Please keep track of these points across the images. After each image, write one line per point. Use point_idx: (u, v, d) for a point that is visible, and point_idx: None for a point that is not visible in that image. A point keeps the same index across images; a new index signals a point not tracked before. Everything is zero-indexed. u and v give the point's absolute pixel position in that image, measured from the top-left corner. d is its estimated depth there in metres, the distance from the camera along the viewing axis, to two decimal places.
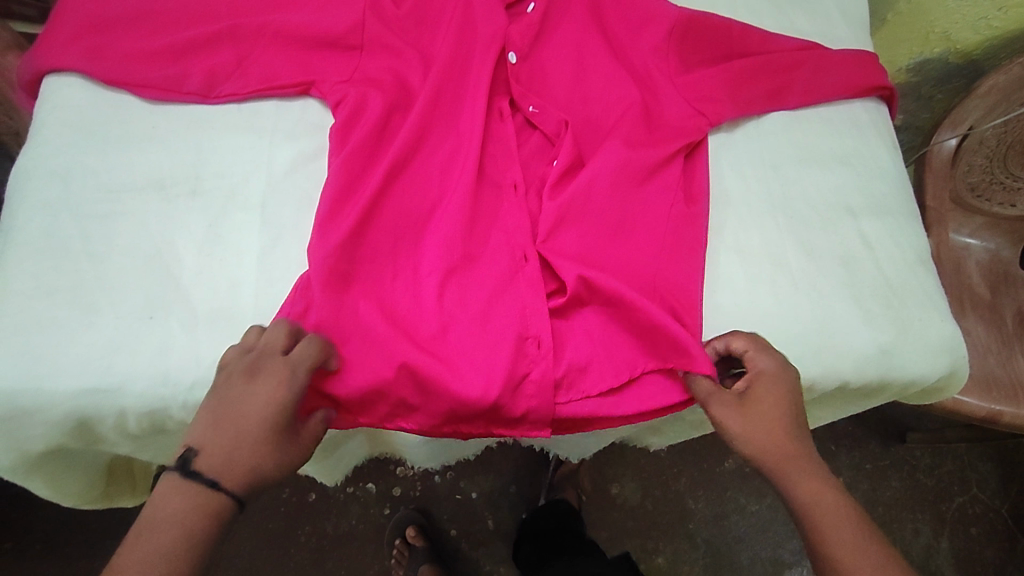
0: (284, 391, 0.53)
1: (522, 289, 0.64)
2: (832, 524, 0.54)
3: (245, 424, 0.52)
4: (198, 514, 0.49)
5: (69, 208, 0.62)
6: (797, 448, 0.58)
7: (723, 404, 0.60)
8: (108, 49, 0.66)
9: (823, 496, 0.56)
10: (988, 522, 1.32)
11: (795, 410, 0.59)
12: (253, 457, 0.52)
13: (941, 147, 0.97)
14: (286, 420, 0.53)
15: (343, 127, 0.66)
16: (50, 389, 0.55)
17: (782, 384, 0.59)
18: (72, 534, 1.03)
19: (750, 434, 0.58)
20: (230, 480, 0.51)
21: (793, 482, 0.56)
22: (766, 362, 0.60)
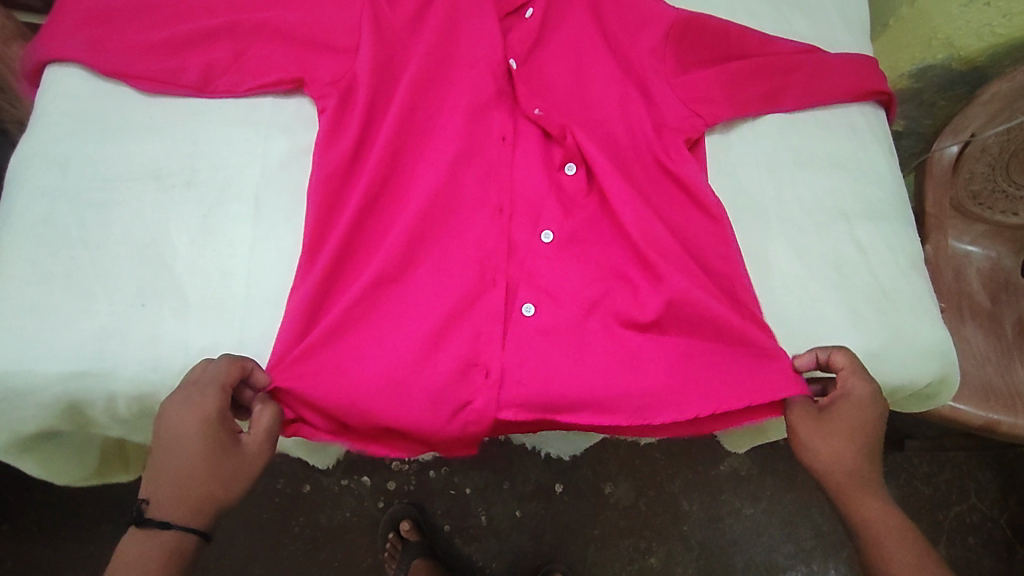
0: (204, 418, 0.53)
1: (484, 312, 0.66)
2: (895, 551, 0.58)
3: (179, 457, 0.53)
4: (162, 554, 0.51)
5: (66, 195, 0.63)
6: (870, 474, 0.61)
7: (807, 417, 0.63)
8: (107, 40, 0.67)
9: (887, 521, 0.59)
10: (985, 531, 1.32)
11: (875, 435, 0.62)
12: (196, 488, 0.52)
13: (942, 154, 0.96)
14: (219, 444, 0.54)
15: (331, 127, 0.67)
16: (42, 371, 0.57)
17: (869, 407, 0.62)
18: (68, 516, 1.07)
19: (828, 450, 0.61)
20: (184, 516, 0.52)
21: (859, 503, 0.60)
22: (858, 382, 0.63)
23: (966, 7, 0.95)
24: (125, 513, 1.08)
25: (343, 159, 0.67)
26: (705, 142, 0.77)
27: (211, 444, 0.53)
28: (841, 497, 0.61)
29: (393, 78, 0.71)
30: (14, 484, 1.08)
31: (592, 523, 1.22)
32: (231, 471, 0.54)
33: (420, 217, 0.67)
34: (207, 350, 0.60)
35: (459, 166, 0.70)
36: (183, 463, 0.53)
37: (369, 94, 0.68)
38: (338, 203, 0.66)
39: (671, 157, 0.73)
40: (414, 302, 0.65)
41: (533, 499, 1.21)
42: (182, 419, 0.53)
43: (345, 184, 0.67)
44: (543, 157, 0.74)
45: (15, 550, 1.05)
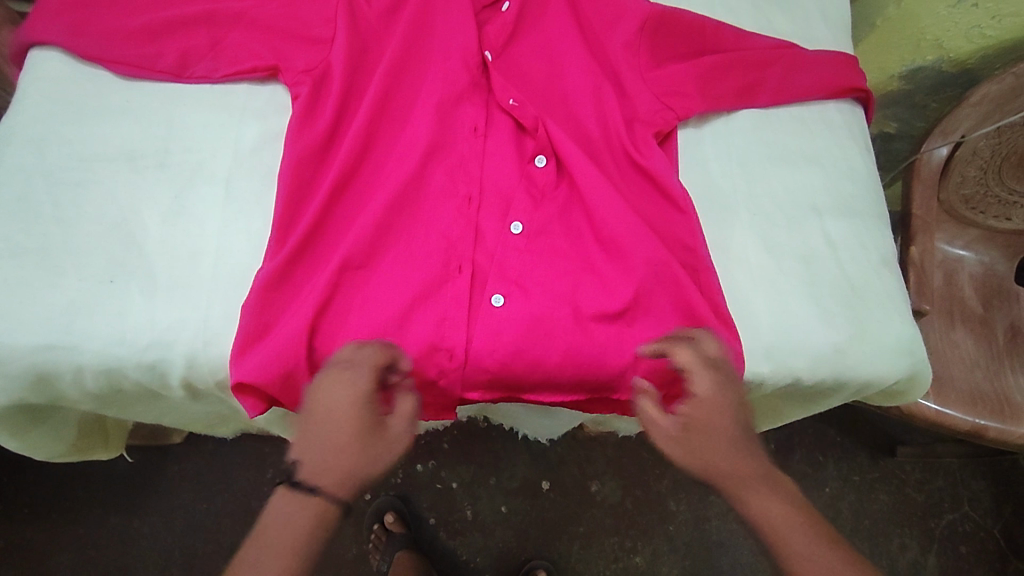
0: (358, 394, 0.57)
1: (449, 298, 0.67)
2: (789, 531, 0.56)
3: (335, 431, 0.56)
4: (310, 521, 0.54)
5: (42, 174, 0.65)
6: (746, 457, 0.60)
7: (671, 426, 0.62)
8: (86, 25, 0.69)
9: (775, 503, 0.58)
10: (977, 541, 1.25)
11: (736, 413, 0.61)
12: (348, 466, 0.56)
13: (931, 156, 0.88)
14: (372, 426, 0.57)
15: (304, 111, 0.68)
16: (11, 343, 0.58)
17: (716, 390, 0.61)
18: (62, 496, 1.09)
19: (701, 453, 0.60)
20: (335, 490, 0.55)
21: (747, 492, 0.58)
22: (693, 369, 0.62)
23: (953, 8, 0.92)
24: (113, 495, 1.10)
25: (313, 145, 0.68)
26: (679, 135, 0.77)
27: (366, 425, 0.57)
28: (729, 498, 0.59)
29: (368, 67, 0.72)
30: (6, 464, 1.10)
31: (579, 520, 1.20)
32: (380, 454, 0.57)
33: (388, 203, 0.67)
34: (172, 327, 0.61)
35: (430, 155, 0.70)
36: (340, 440, 0.56)
37: (340, 82, 0.69)
38: (309, 188, 0.68)
39: (641, 149, 0.73)
40: (380, 288, 0.66)
41: (520, 494, 1.19)
42: (343, 400, 0.57)
43: (316, 169, 0.68)
44: (515, 146, 0.73)
45: (6, 529, 1.07)
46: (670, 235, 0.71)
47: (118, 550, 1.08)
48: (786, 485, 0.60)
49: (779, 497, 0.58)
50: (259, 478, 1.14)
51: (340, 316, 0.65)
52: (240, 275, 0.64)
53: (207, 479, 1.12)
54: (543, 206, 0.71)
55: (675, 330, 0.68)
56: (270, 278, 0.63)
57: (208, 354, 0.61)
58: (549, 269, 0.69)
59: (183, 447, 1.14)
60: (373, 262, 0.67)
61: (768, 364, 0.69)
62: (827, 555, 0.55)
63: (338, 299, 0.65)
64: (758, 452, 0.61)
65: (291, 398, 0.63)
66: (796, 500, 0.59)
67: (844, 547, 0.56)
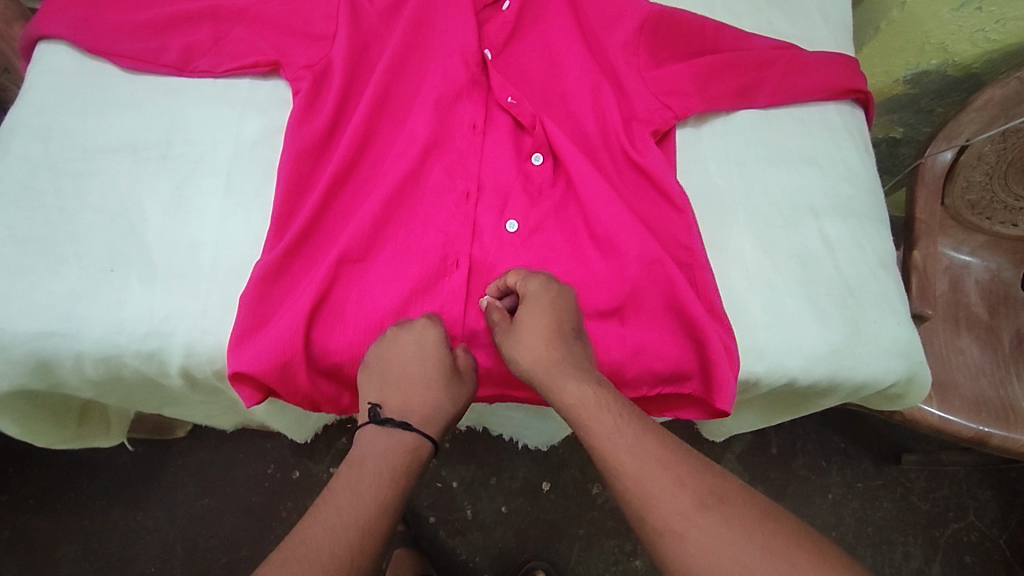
0: (433, 343, 0.59)
1: (446, 293, 0.67)
2: (592, 424, 0.51)
3: (413, 375, 0.58)
4: (408, 452, 0.54)
5: (47, 164, 0.67)
6: (569, 358, 0.56)
7: (503, 334, 0.60)
8: (93, 20, 0.71)
9: (583, 400, 0.52)
10: (984, 551, 1.22)
11: (559, 317, 0.58)
12: (438, 405, 0.57)
13: (936, 160, 0.85)
14: (455, 369, 0.60)
15: (305, 106, 0.69)
16: (12, 330, 0.59)
17: (532, 296, 0.59)
18: (64, 487, 1.11)
19: (520, 356, 0.57)
20: (428, 427, 0.56)
21: (560, 389, 0.54)
22: (511, 280, 0.61)
23: (957, 11, 0.90)
24: (116, 487, 1.11)
25: (312, 139, 0.69)
26: (676, 135, 0.77)
27: (450, 367, 0.59)
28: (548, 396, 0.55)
29: (368, 63, 0.73)
30: (11, 454, 1.12)
31: (578, 522, 1.18)
32: (465, 395, 0.60)
33: (386, 199, 0.68)
34: (171, 316, 0.62)
35: (429, 151, 0.71)
36: (429, 381, 0.58)
37: (341, 77, 0.70)
38: (308, 181, 0.68)
39: (638, 147, 0.73)
40: (380, 281, 0.66)
41: (521, 495, 1.19)
42: (426, 344, 0.59)
43: (315, 164, 0.69)
44: (514, 143, 0.74)
45: (10, 520, 1.08)
46: (670, 234, 0.70)
47: (119, 542, 1.08)
48: (609, 385, 0.55)
49: (592, 390, 0.53)
50: (260, 471, 1.15)
51: (338, 308, 0.65)
52: (238, 266, 0.65)
53: (208, 473, 1.13)
54: (541, 203, 0.71)
55: (668, 327, 0.68)
56: (268, 271, 0.64)
57: (205, 344, 0.62)
58: (546, 266, 0.69)
59: (185, 441, 1.15)
60: (372, 256, 0.67)
61: (762, 364, 0.68)
62: (632, 448, 0.49)
63: (335, 292, 0.65)
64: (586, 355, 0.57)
65: (286, 389, 0.63)
66: (610, 395, 0.53)
67: (656, 438, 0.50)
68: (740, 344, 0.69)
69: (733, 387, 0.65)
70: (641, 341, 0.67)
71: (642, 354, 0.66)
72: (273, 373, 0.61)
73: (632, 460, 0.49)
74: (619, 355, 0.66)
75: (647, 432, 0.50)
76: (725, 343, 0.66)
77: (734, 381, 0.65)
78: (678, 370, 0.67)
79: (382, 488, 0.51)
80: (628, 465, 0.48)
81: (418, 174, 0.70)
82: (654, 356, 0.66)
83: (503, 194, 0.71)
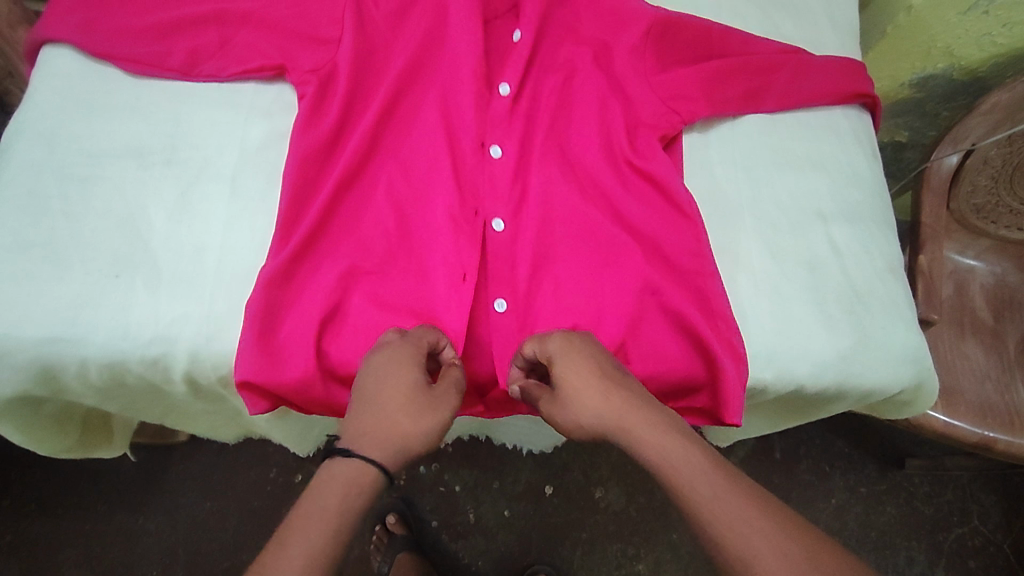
0: (402, 359, 0.57)
1: (452, 304, 0.66)
2: (680, 477, 0.48)
3: (373, 393, 0.55)
4: (348, 482, 0.49)
5: (51, 169, 0.66)
6: (625, 398, 0.54)
7: (547, 399, 0.58)
8: (98, 23, 0.70)
9: (661, 450, 0.50)
10: (988, 557, 1.22)
11: (604, 371, 0.57)
12: (392, 424, 0.53)
13: (942, 164, 0.85)
14: (420, 386, 0.55)
15: (310, 110, 0.69)
16: (16, 336, 0.59)
17: (573, 351, 0.58)
18: (67, 492, 1.10)
19: (578, 415, 0.55)
20: (377, 448, 0.52)
21: (633, 437, 0.52)
22: (546, 343, 0.60)
23: (964, 15, 0.90)
24: (118, 491, 1.11)
25: (317, 144, 0.68)
26: (683, 140, 0.77)
27: (414, 383, 0.55)
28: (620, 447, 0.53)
29: (374, 67, 0.73)
30: (13, 458, 1.11)
31: (581, 527, 1.18)
32: (431, 414, 0.55)
33: (392, 210, 0.69)
34: (176, 321, 0.61)
35: (433, 162, 0.70)
36: (383, 398, 0.54)
37: (347, 82, 0.70)
38: (313, 186, 0.68)
39: (643, 153, 0.73)
40: (388, 291, 0.67)
41: (524, 499, 1.18)
42: (388, 360, 0.56)
43: (321, 169, 0.69)
44: (519, 148, 0.73)
45: (11, 525, 1.08)
46: (677, 239, 0.69)
47: (122, 547, 1.08)
48: (677, 423, 0.53)
49: (664, 432, 0.51)
50: (263, 476, 1.14)
51: (347, 318, 0.65)
52: (243, 271, 0.65)
53: (211, 478, 1.13)
54: (548, 211, 0.71)
55: (676, 334, 0.68)
56: (275, 279, 0.63)
57: (210, 350, 0.61)
58: (554, 275, 0.69)
59: (187, 446, 1.15)
60: (379, 266, 0.67)
61: (769, 371, 0.68)
62: (731, 500, 0.46)
63: (343, 302, 0.65)
64: (639, 392, 0.55)
65: (302, 400, 0.64)
66: (690, 442, 0.51)
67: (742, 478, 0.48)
68: (747, 349, 0.68)
69: (740, 396, 0.64)
70: (647, 349, 0.67)
71: (648, 362, 0.67)
72: (288, 383, 0.62)
73: (735, 511, 0.46)
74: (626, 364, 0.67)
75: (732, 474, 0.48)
76: (733, 350, 0.65)
77: (742, 389, 0.64)
78: (686, 377, 0.67)
79: (327, 524, 0.46)
80: (731, 519, 0.46)
81: (422, 184, 0.70)
82: (661, 364, 0.67)
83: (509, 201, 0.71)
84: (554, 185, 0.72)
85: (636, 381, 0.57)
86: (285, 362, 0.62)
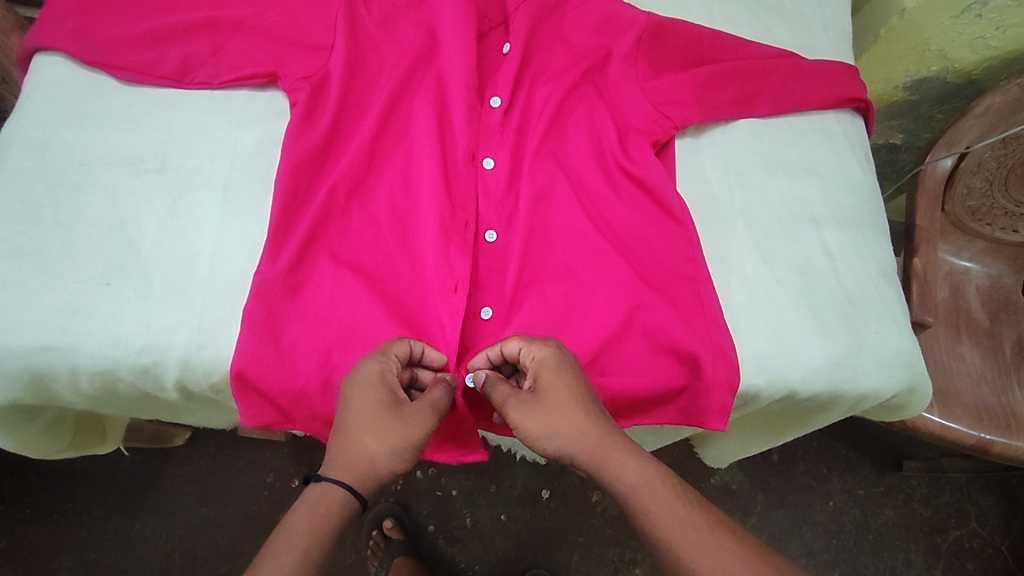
0: (373, 377, 0.57)
1: (444, 315, 0.65)
2: (662, 508, 0.53)
3: (344, 414, 0.55)
4: (313, 504, 0.51)
5: (42, 177, 0.66)
6: (604, 427, 0.56)
7: (517, 409, 0.58)
8: (90, 31, 0.71)
9: (646, 479, 0.54)
10: (985, 558, 1.22)
11: (590, 392, 0.59)
12: (355, 446, 0.53)
13: (936, 167, 0.85)
14: (384, 405, 0.55)
15: (302, 117, 0.69)
16: (8, 345, 0.59)
17: (568, 366, 0.59)
18: (61, 498, 1.10)
19: (565, 429, 0.56)
20: (342, 471, 0.53)
21: (612, 467, 0.54)
22: (542, 350, 0.60)
23: (956, 18, 0.90)
24: (113, 497, 1.11)
25: (310, 150, 0.69)
26: (675, 145, 0.77)
27: (377, 403, 0.55)
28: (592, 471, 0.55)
29: (365, 74, 0.73)
30: (8, 466, 1.11)
31: (578, 531, 1.18)
32: (395, 434, 0.54)
33: (388, 220, 0.69)
34: (167, 330, 0.61)
35: (426, 168, 0.70)
36: (348, 420, 0.55)
37: (339, 89, 0.70)
38: (306, 193, 0.68)
39: (634, 159, 0.73)
40: (377, 298, 0.66)
41: (521, 503, 1.18)
42: (352, 380, 0.57)
43: (314, 176, 0.69)
44: (513, 154, 0.74)
45: (6, 531, 1.07)
46: (671, 244, 0.70)
47: (117, 553, 1.08)
48: (647, 451, 0.56)
49: (641, 465, 0.54)
50: (259, 481, 1.14)
51: (338, 327, 0.64)
52: (235, 279, 0.65)
53: (206, 484, 1.13)
54: (541, 217, 0.72)
55: (667, 339, 0.66)
56: (268, 287, 0.63)
57: (202, 358, 0.61)
58: (547, 281, 0.69)
59: (183, 451, 1.15)
60: (372, 274, 0.67)
61: (762, 377, 0.67)
62: (709, 535, 0.52)
63: (332, 310, 0.64)
64: (614, 417, 0.58)
65: (300, 412, 0.63)
66: (666, 473, 0.55)
67: (710, 513, 0.54)
68: (740, 355, 0.68)
69: (729, 400, 0.64)
70: (636, 356, 0.67)
71: (636, 369, 0.66)
72: (288, 393, 0.62)
73: (712, 545, 0.51)
74: (614, 371, 0.66)
75: (701, 510, 0.53)
76: (725, 356, 0.65)
77: (732, 395, 0.64)
78: (676, 383, 0.66)
79: (298, 546, 0.49)
80: (708, 553, 0.51)
81: (415, 192, 0.70)
82: (650, 370, 0.66)
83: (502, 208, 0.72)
84: (545, 192, 0.72)
85: (606, 402, 0.59)
86: (278, 371, 0.61)
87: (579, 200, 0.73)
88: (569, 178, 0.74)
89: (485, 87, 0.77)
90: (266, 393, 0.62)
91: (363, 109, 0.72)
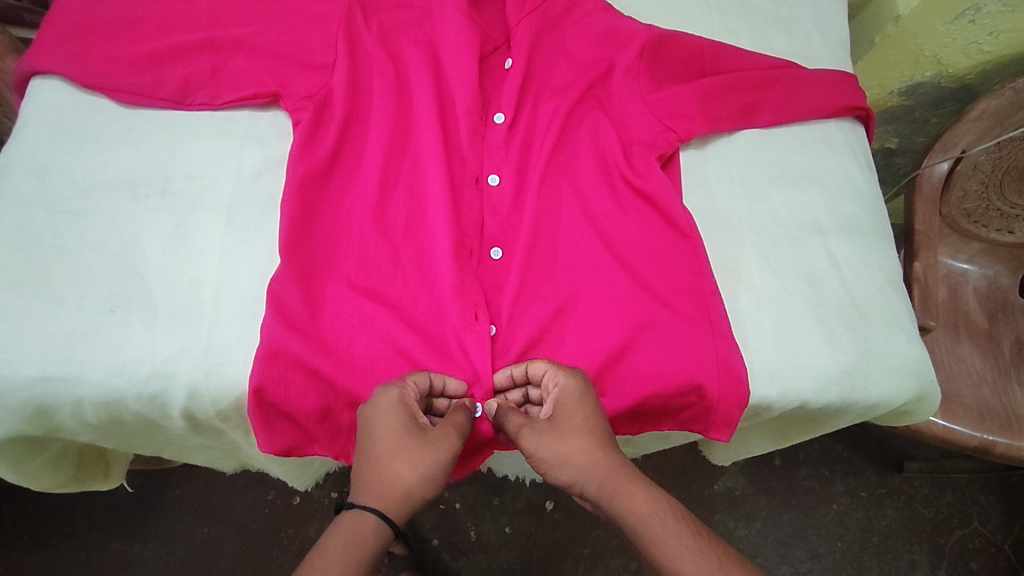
0: (395, 407, 0.56)
1: (465, 346, 0.65)
2: (669, 540, 0.52)
3: (371, 447, 0.55)
4: (348, 532, 0.52)
5: (42, 203, 0.65)
6: (619, 461, 0.56)
7: (534, 437, 0.58)
8: (88, 53, 0.70)
9: (654, 511, 0.54)
10: (989, 558, 1.22)
11: (606, 423, 0.59)
12: (390, 477, 0.54)
13: (932, 171, 0.85)
14: (412, 431, 0.56)
15: (306, 138, 0.68)
16: (10, 376, 0.58)
17: (589, 398, 0.59)
18: (58, 526, 1.08)
19: (577, 458, 0.56)
20: (377, 499, 0.53)
21: (624, 496, 0.54)
22: (567, 376, 0.59)
23: (950, 24, 0.90)
24: (114, 520, 1.09)
25: (314, 170, 0.68)
26: (679, 158, 0.77)
27: (405, 430, 0.55)
28: (606, 500, 0.55)
29: (368, 93, 0.73)
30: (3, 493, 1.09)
31: (583, 541, 1.17)
32: (428, 461, 0.55)
33: (400, 238, 0.69)
34: (173, 357, 0.60)
35: (433, 187, 0.70)
36: (380, 452, 0.55)
37: (344, 109, 0.70)
38: (312, 212, 0.67)
39: (639, 172, 0.73)
40: (389, 317, 0.65)
41: (524, 517, 1.17)
42: (376, 408, 0.56)
43: (318, 195, 0.68)
44: (517, 168, 0.74)
45: (5, 559, 1.05)
46: (679, 258, 0.69)
47: None
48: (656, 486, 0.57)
49: (653, 497, 0.55)
50: (260, 499, 1.13)
51: (350, 347, 0.63)
52: (240, 304, 0.63)
53: (207, 504, 1.11)
54: (545, 230, 0.72)
55: (678, 353, 0.65)
56: (281, 313, 0.62)
57: (210, 384, 0.60)
58: (553, 297, 0.68)
59: (183, 471, 1.13)
60: (387, 297, 0.66)
61: (773, 389, 0.67)
62: (718, 565, 0.51)
63: (344, 332, 0.64)
64: (625, 451, 0.58)
65: (324, 431, 0.64)
66: (674, 504, 0.55)
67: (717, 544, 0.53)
68: (750, 368, 0.67)
69: (734, 415, 0.65)
70: (646, 369, 0.65)
71: (646, 383, 0.65)
72: (312, 414, 0.62)
73: None
74: (620, 388, 0.65)
75: (711, 540, 0.53)
76: (731, 373, 0.64)
77: (740, 410, 0.64)
78: (682, 399, 0.65)
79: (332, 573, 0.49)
80: None
81: (427, 211, 0.70)
82: (658, 382, 0.64)
83: (514, 228, 0.72)
84: (551, 207, 0.73)
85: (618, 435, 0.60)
86: (292, 394, 0.61)
87: (585, 215, 0.72)
88: (576, 192, 0.73)
89: (488, 103, 0.77)
90: (289, 415, 0.62)
91: (367, 128, 0.72)
